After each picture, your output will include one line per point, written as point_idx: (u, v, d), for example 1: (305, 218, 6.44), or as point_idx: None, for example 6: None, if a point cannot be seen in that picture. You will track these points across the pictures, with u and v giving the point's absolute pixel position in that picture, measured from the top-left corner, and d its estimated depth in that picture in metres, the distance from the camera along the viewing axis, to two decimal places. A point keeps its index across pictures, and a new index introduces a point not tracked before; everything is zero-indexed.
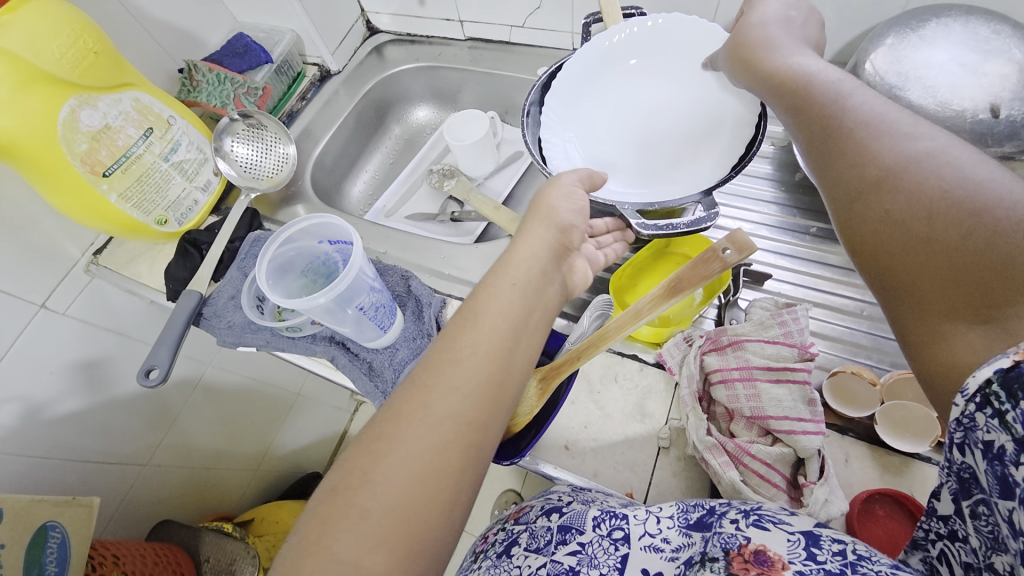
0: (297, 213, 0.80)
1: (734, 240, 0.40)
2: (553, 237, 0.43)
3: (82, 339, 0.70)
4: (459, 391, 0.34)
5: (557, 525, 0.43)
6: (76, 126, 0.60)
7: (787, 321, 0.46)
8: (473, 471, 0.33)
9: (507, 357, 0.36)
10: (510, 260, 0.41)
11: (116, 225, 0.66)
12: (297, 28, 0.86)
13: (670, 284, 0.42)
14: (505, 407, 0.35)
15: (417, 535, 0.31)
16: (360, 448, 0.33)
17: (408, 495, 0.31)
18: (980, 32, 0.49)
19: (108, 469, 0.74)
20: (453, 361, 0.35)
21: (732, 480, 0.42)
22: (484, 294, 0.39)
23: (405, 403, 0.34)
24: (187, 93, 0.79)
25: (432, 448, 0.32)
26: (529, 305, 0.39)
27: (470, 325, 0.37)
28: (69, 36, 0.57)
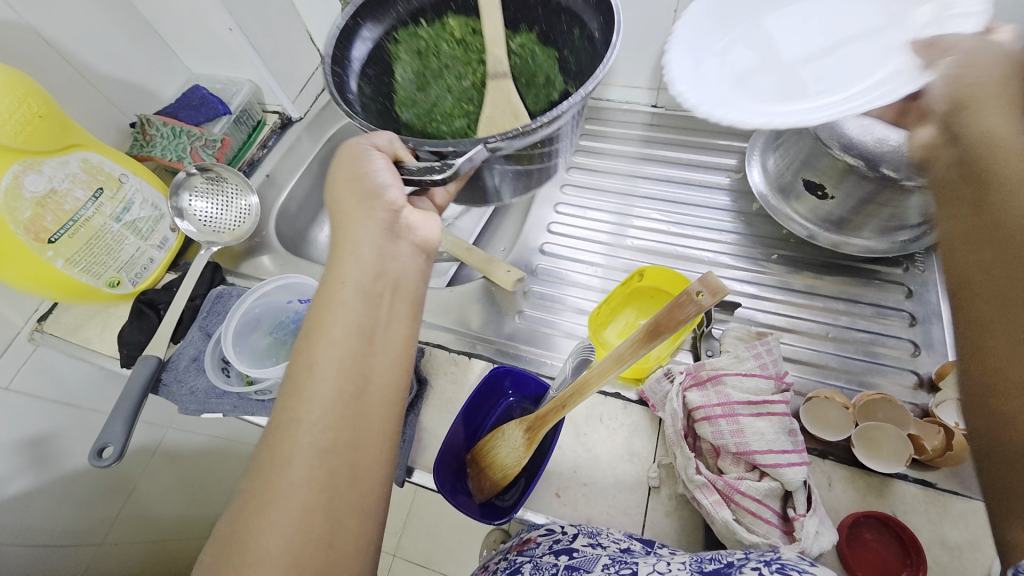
0: (262, 264, 0.77)
1: (707, 283, 0.40)
2: (385, 212, 0.46)
3: (28, 415, 0.64)
4: (326, 377, 0.38)
5: (565, 564, 0.41)
6: (18, 193, 0.56)
7: (762, 353, 0.48)
8: (365, 427, 0.38)
9: (361, 330, 0.41)
10: (348, 248, 0.44)
11: (60, 290, 0.62)
12: (255, 78, 0.85)
13: (647, 329, 0.41)
14: (375, 367, 0.40)
15: (339, 500, 0.36)
16: (256, 468, 0.36)
17: (313, 475, 0.36)
18: None
19: (61, 551, 0.67)
20: (314, 357, 0.39)
21: (725, 518, 0.42)
22: (326, 291, 0.42)
23: (283, 411, 0.38)
24: (140, 148, 0.77)
25: (316, 426, 0.37)
26: (378, 282, 0.43)
27: (326, 317, 0.41)
28: (11, 101, 0.54)
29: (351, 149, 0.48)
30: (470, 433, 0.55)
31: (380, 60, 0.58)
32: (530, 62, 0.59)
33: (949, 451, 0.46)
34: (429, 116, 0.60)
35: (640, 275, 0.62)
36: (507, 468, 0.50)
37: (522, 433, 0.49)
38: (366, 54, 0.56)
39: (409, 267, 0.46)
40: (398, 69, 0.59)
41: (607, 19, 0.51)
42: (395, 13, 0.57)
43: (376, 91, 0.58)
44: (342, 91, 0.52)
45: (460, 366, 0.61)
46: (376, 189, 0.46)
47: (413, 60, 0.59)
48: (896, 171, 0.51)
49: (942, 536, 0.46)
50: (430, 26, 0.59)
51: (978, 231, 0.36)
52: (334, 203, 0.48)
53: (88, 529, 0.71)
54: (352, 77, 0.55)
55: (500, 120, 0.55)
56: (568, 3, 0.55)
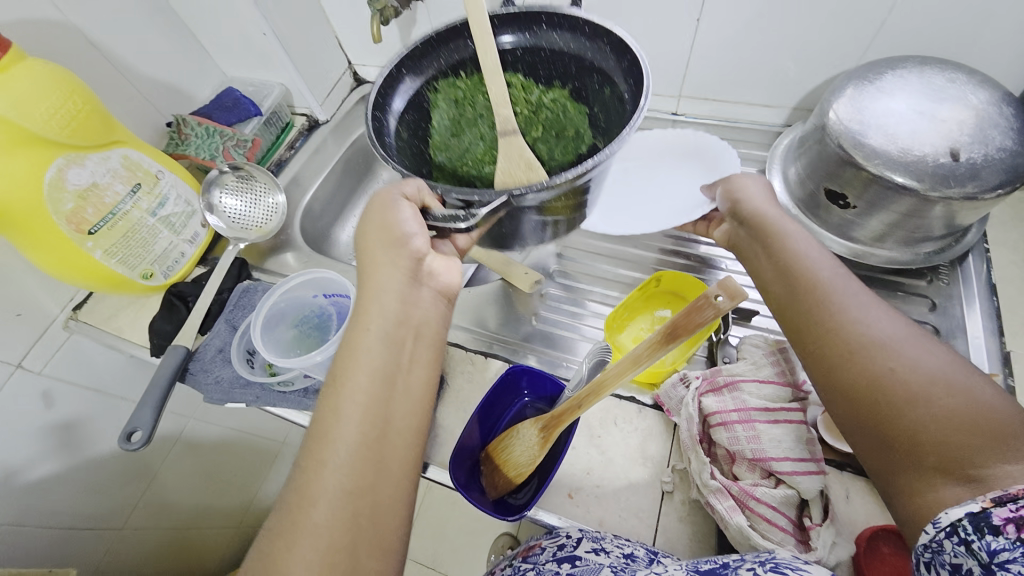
0: (287, 261, 0.80)
1: (725, 287, 0.39)
2: (409, 260, 0.48)
3: (60, 399, 0.67)
4: (353, 417, 0.41)
5: (566, 572, 0.43)
6: (62, 185, 0.59)
7: (780, 361, 0.49)
8: (389, 467, 0.41)
9: (385, 372, 0.43)
10: (372, 293, 0.46)
11: (97, 280, 0.65)
12: (286, 81, 0.88)
13: (666, 331, 0.41)
14: (397, 410, 0.43)
15: (362, 538, 0.38)
16: (288, 503, 0.39)
17: (341, 511, 0.38)
18: (936, 81, 0.55)
19: (78, 536, 0.70)
20: (342, 397, 0.42)
21: (739, 525, 0.42)
22: (352, 333, 0.45)
23: (313, 448, 0.40)
24: (175, 146, 0.80)
25: (344, 467, 0.39)
26: (400, 329, 0.46)
27: (352, 363, 0.43)
28: (59, 98, 0.58)
29: (381, 199, 0.50)
30: (485, 432, 0.56)
31: (419, 107, 0.60)
32: (561, 116, 0.60)
33: None
34: (461, 160, 0.60)
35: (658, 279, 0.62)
36: (521, 466, 0.50)
37: (537, 432, 0.50)
38: (406, 100, 0.59)
39: (429, 312, 0.49)
40: (434, 117, 0.61)
41: (636, 79, 0.52)
42: (435, 63, 0.60)
43: (412, 134, 0.60)
44: (381, 134, 0.55)
45: (476, 365, 0.62)
46: (404, 235, 0.48)
47: (449, 108, 0.61)
48: (919, 182, 0.52)
49: None
50: (470, 78, 0.61)
51: (779, 284, 0.48)
52: (362, 245, 0.50)
53: (109, 513, 0.74)
54: (390, 122, 0.57)
55: (515, 173, 0.54)
56: (602, 64, 0.55)
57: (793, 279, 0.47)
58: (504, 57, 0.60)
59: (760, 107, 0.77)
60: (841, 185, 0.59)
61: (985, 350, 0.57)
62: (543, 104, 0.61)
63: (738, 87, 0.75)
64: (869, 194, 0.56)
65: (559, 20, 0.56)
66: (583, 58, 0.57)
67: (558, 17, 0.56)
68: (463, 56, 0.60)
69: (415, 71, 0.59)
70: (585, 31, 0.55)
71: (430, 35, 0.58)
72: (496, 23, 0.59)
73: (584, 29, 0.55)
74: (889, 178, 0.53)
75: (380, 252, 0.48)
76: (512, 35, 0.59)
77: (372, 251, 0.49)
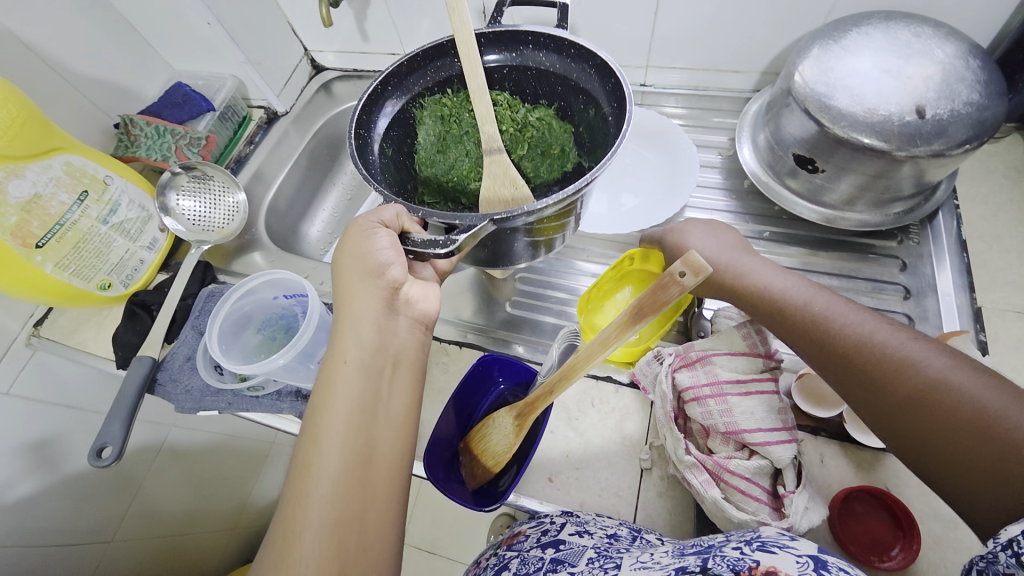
0: (254, 261, 0.78)
1: (689, 262, 0.37)
2: (381, 285, 0.47)
3: (29, 418, 0.64)
4: (333, 451, 0.40)
5: (550, 556, 0.43)
6: (2, 198, 0.56)
7: (752, 334, 0.49)
8: (376, 497, 0.41)
9: (364, 402, 0.43)
10: (346, 323, 0.45)
11: (52, 295, 0.62)
12: (238, 73, 0.84)
13: (632, 311, 0.40)
14: (381, 439, 0.43)
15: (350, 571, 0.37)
16: (275, 540, 0.38)
17: (327, 547, 0.37)
18: (901, 37, 0.54)
19: (72, 551, 0.68)
20: (322, 429, 0.41)
21: (714, 498, 0.43)
22: (329, 363, 0.44)
23: (295, 481, 0.40)
24: (124, 149, 0.76)
25: (328, 502, 0.39)
26: (377, 359, 0.45)
27: (330, 397, 0.43)
28: None
29: (355, 226, 0.48)
30: (462, 422, 0.56)
31: (403, 122, 0.60)
32: (546, 134, 0.62)
33: None
34: (447, 176, 0.61)
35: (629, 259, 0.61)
36: (498, 455, 0.50)
37: (512, 420, 0.49)
38: (391, 117, 0.58)
39: (406, 339, 0.48)
40: (420, 134, 0.61)
41: (622, 101, 0.52)
42: (421, 78, 0.59)
43: (398, 151, 0.60)
44: (365, 152, 0.55)
45: (452, 356, 0.62)
46: (380, 262, 0.47)
47: (435, 124, 0.61)
48: (887, 142, 0.51)
49: (937, 509, 0.46)
50: (456, 95, 0.61)
51: (766, 322, 0.48)
52: (337, 272, 0.48)
53: (98, 527, 0.72)
54: (374, 140, 0.57)
55: (498, 191, 0.55)
56: (587, 85, 0.56)
57: (772, 314, 0.47)
58: (490, 75, 0.60)
59: (729, 74, 0.75)
60: (811, 150, 0.57)
61: (957, 308, 0.57)
62: (529, 122, 0.62)
63: (704, 53, 0.74)
64: (838, 159, 0.56)
65: (546, 41, 0.56)
66: (570, 80, 0.58)
67: (546, 37, 0.56)
68: (450, 73, 0.60)
69: (400, 87, 0.58)
70: (572, 53, 0.56)
71: (416, 49, 0.57)
72: (483, 41, 0.58)
73: (569, 50, 0.56)
74: (857, 140, 0.52)
75: (354, 278, 0.47)
76: (499, 54, 0.59)
77: (345, 279, 0.47)
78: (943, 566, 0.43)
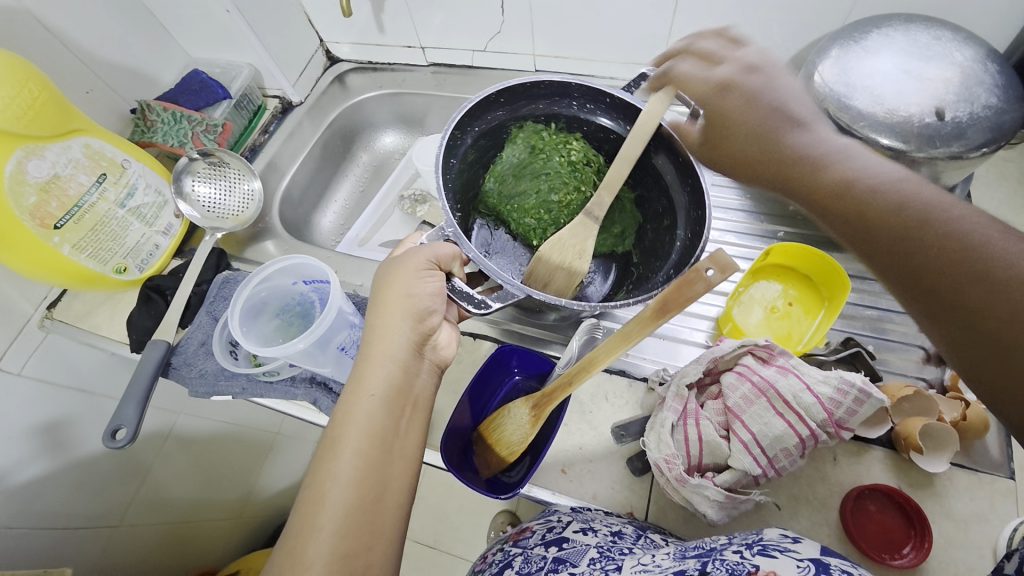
0: (267, 250, 0.78)
1: (717, 260, 0.38)
2: (410, 327, 0.47)
3: (40, 399, 0.64)
4: (345, 481, 0.41)
5: (553, 555, 0.44)
6: (23, 178, 0.56)
7: (854, 397, 0.41)
8: (383, 538, 0.41)
9: (381, 437, 0.43)
10: (370, 360, 0.46)
11: (69, 277, 0.63)
12: (254, 61, 0.84)
13: (657, 307, 0.40)
14: (394, 479, 0.43)
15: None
16: (277, 566, 0.38)
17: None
18: (921, 39, 0.54)
19: (77, 535, 0.68)
20: (336, 461, 0.41)
21: (667, 416, 0.45)
22: (351, 394, 0.44)
23: (303, 511, 0.40)
24: (141, 134, 0.77)
25: (336, 539, 0.39)
26: (398, 400, 0.45)
27: (347, 430, 0.43)
28: (13, 86, 0.54)
29: (404, 261, 0.48)
30: (476, 412, 0.56)
31: (496, 133, 0.60)
32: (616, 212, 0.62)
33: (962, 422, 0.47)
34: (507, 200, 0.62)
35: (768, 253, 0.58)
36: (513, 445, 0.51)
37: (528, 411, 0.50)
38: (487, 126, 0.58)
39: (426, 382, 0.48)
40: (506, 149, 0.61)
41: (695, 233, 0.54)
42: (533, 105, 0.59)
43: (477, 156, 0.60)
44: (449, 155, 0.55)
45: (466, 347, 0.62)
46: (419, 298, 0.47)
47: (523, 150, 0.61)
48: (905, 143, 0.51)
49: (948, 508, 0.46)
50: (556, 133, 0.61)
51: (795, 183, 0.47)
52: (374, 304, 0.49)
53: (105, 512, 0.72)
54: (468, 136, 0.57)
55: (566, 249, 0.54)
56: (674, 195, 0.57)
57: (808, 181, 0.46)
58: (597, 132, 0.61)
59: None
60: None
61: None
62: None
63: None
64: None
65: (664, 141, 0.55)
66: (667, 183, 0.57)
67: (663, 134, 0.55)
68: (562, 110, 0.60)
69: (511, 103, 0.58)
70: (680, 161, 0.55)
71: (545, 80, 0.56)
72: (607, 102, 0.58)
73: (678, 160, 0.55)
74: (875, 139, 0.52)
75: (389, 311, 0.47)
76: (614, 122, 0.59)
77: (382, 312, 0.47)
78: (952, 565, 0.44)
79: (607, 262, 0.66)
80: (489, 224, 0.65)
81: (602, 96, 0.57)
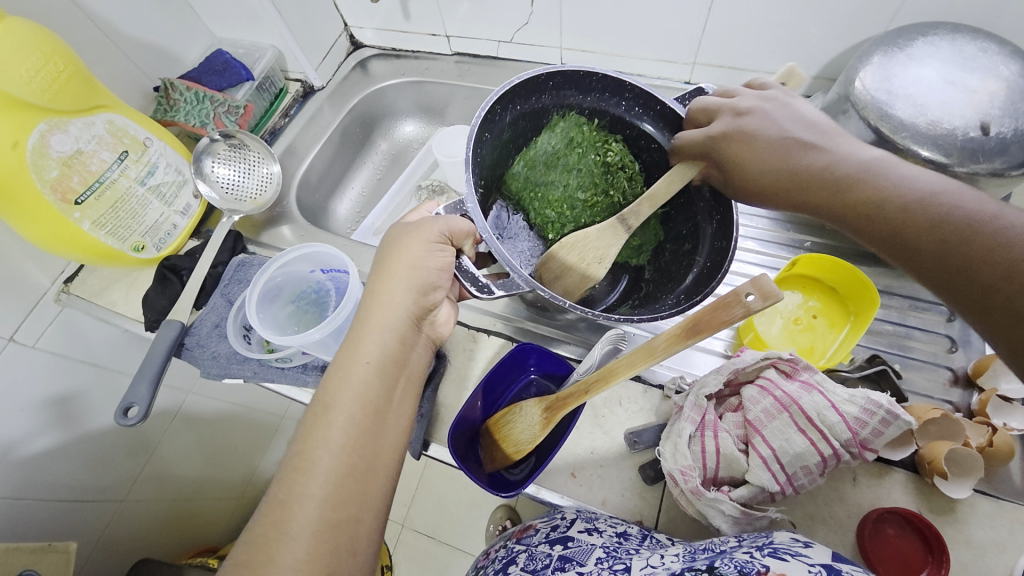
0: (283, 234, 0.78)
1: (758, 287, 0.35)
2: (411, 298, 0.45)
3: (54, 372, 0.65)
4: (335, 449, 0.39)
5: (558, 554, 0.44)
6: (46, 152, 0.56)
7: (884, 420, 0.39)
8: (369, 511, 0.39)
9: (374, 407, 0.41)
10: (367, 327, 0.44)
11: (88, 252, 0.63)
12: (278, 44, 0.83)
13: (688, 325, 0.38)
14: (384, 452, 0.41)
15: (339, 571, 0.37)
16: (256, 531, 0.37)
17: (316, 545, 0.36)
18: (967, 49, 0.52)
19: (82, 508, 0.69)
20: (325, 428, 0.40)
21: (684, 426, 0.44)
22: (345, 360, 0.43)
23: (288, 476, 0.39)
24: (164, 112, 0.77)
25: (320, 507, 0.37)
26: (393, 371, 0.43)
27: (337, 398, 0.41)
28: (39, 59, 0.54)
29: (417, 230, 0.47)
30: (487, 405, 0.56)
31: (537, 118, 0.59)
32: (639, 225, 0.59)
33: (989, 448, 0.46)
34: (534, 186, 0.60)
35: (794, 264, 0.57)
36: (520, 444, 0.50)
37: (540, 412, 0.49)
38: (530, 108, 0.57)
39: (423, 356, 0.46)
40: (543, 135, 0.59)
41: (717, 259, 0.52)
42: (583, 96, 0.58)
43: (513, 137, 0.59)
44: (486, 128, 0.53)
45: (479, 343, 0.61)
46: (427, 270, 0.46)
47: (561, 140, 0.58)
48: (947, 156, 0.49)
49: (967, 536, 0.45)
50: (597, 130, 0.59)
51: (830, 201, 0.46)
52: (376, 273, 0.47)
53: (112, 485, 0.73)
54: (510, 113, 0.56)
55: (585, 251, 0.53)
56: (700, 217, 0.55)
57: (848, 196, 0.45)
58: (639, 138, 0.60)
59: None
60: None
61: None
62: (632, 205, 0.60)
63: (757, 55, 0.71)
64: None
65: None
66: (696, 203, 0.56)
67: None
68: (609, 108, 0.58)
69: (559, 90, 0.57)
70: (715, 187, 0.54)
71: (599, 73, 0.56)
72: (658, 109, 0.56)
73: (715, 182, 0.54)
74: (914, 151, 0.50)
75: (393, 280, 0.45)
76: (657, 130, 0.58)
77: (385, 279, 0.46)
78: None
79: (619, 273, 0.65)
80: (508, 208, 0.63)
81: (653, 102, 0.56)
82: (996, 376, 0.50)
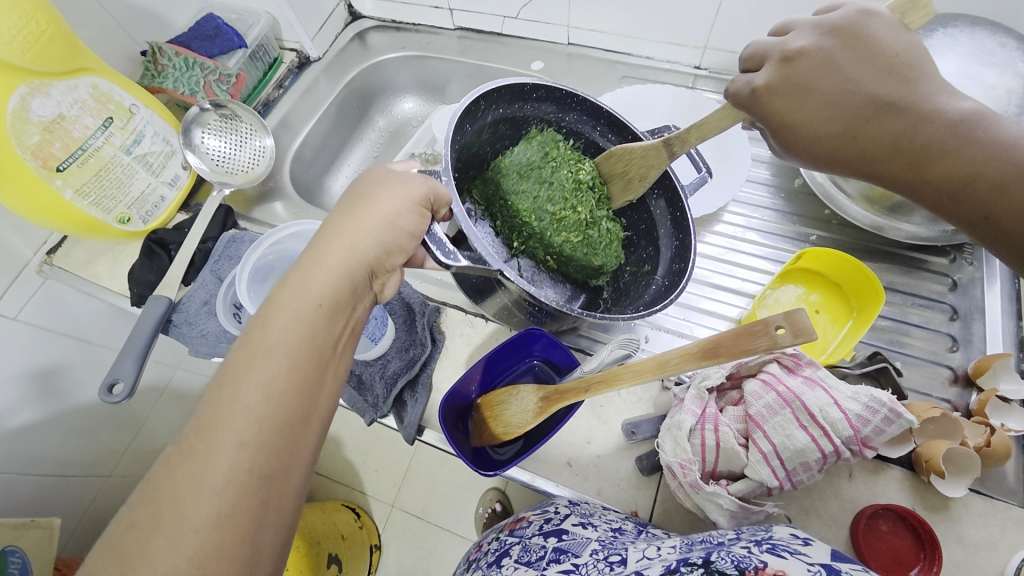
0: (276, 211, 0.75)
1: (792, 321, 0.33)
2: (368, 247, 0.41)
3: (36, 345, 0.63)
4: (265, 394, 0.34)
5: (552, 545, 0.43)
6: (26, 116, 0.53)
7: (880, 421, 0.39)
8: (298, 468, 0.34)
9: (316, 354, 0.36)
10: (314, 269, 0.39)
11: (72, 223, 0.61)
12: (273, 10, 0.80)
13: (704, 347, 0.37)
14: (322, 403, 0.36)
15: (259, 530, 0.31)
16: (160, 484, 0.31)
17: (232, 501, 0.31)
18: (987, 43, 0.50)
19: (66, 482, 0.67)
20: (254, 368, 0.34)
21: (686, 419, 0.43)
22: (283, 299, 0.38)
23: (203, 423, 0.33)
24: (151, 79, 0.73)
25: (241, 457, 0.32)
26: (338, 317, 0.38)
27: (270, 338, 0.35)
28: (20, 18, 0.50)
29: (387, 184, 0.44)
30: (484, 384, 0.55)
31: (516, 126, 0.58)
32: (602, 242, 0.55)
33: (986, 448, 0.46)
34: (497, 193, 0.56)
35: (799, 257, 0.55)
36: (511, 426, 0.49)
37: (536, 399, 0.49)
38: (508, 115, 0.56)
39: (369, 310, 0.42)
40: (520, 146, 0.56)
41: (666, 287, 0.53)
42: (562, 113, 0.57)
43: (492, 139, 0.57)
44: (466, 121, 0.52)
45: (476, 329, 0.60)
46: (390, 222, 0.42)
47: (535, 150, 0.55)
48: None
49: (959, 533, 0.45)
50: (570, 149, 0.55)
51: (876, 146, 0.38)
52: (330, 219, 0.42)
53: (96, 461, 0.71)
54: (491, 114, 0.55)
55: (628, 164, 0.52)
56: (659, 244, 0.56)
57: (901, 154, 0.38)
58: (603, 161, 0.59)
59: None
60: None
61: (1003, 333, 0.55)
62: (598, 220, 0.54)
63: None
64: None
65: (667, 186, 0.54)
66: (659, 232, 0.56)
67: (671, 181, 0.53)
68: (585, 130, 0.58)
69: (541, 102, 0.56)
70: (676, 215, 0.54)
71: (581, 91, 0.55)
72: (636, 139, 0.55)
73: (676, 214, 0.54)
74: None
75: (351, 226, 0.41)
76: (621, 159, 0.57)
77: (346, 224, 0.42)
78: None
79: (577, 289, 0.62)
80: (476, 212, 0.61)
81: (625, 129, 0.55)
82: (995, 377, 0.50)
